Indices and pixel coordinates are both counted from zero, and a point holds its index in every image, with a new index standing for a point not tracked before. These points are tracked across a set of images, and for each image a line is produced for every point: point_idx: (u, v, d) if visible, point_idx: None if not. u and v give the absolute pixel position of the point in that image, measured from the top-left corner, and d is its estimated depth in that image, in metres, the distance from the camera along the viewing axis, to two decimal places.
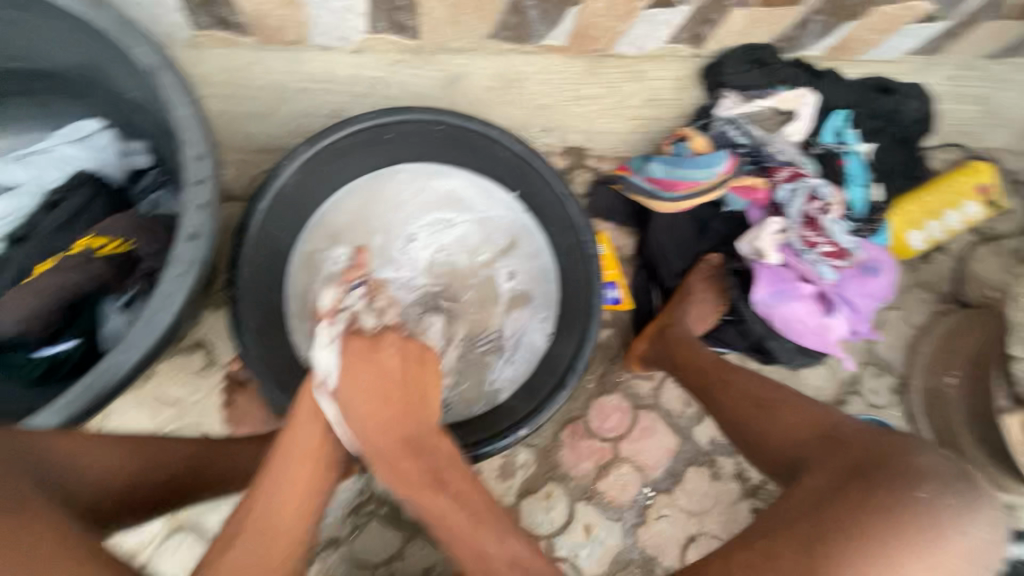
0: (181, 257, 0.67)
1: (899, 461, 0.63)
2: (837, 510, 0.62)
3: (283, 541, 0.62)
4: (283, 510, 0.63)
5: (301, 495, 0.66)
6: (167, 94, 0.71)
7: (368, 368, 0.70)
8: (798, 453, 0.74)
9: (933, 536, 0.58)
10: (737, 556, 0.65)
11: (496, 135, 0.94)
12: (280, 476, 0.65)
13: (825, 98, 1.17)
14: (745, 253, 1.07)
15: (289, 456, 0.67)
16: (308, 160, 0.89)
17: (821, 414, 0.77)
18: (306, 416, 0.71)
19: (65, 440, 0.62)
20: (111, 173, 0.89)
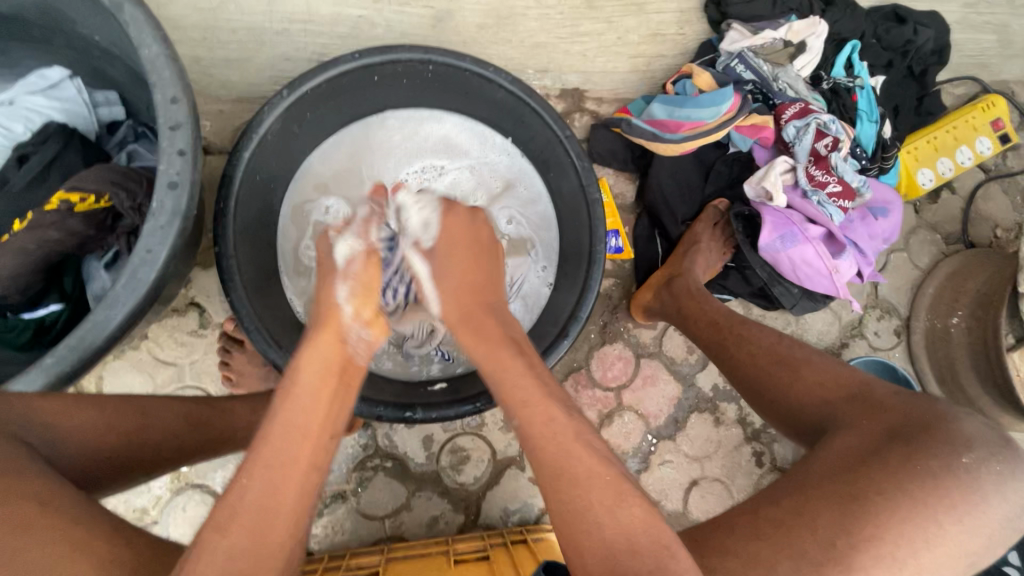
0: (162, 207, 0.63)
1: (941, 427, 0.63)
2: (874, 471, 0.61)
3: (281, 526, 0.53)
4: (281, 491, 0.54)
5: (303, 477, 0.56)
6: (131, 31, 0.65)
7: (463, 234, 0.77)
8: (827, 411, 0.72)
9: (969, 499, 0.59)
10: (765, 511, 0.63)
11: (489, 73, 0.87)
12: (281, 453, 0.55)
13: (837, 28, 1.11)
14: (751, 196, 1.04)
15: (292, 429, 0.57)
16: (291, 106, 0.82)
17: (845, 372, 0.75)
18: (310, 384, 0.61)
19: (57, 407, 0.60)
20: (85, 125, 0.84)
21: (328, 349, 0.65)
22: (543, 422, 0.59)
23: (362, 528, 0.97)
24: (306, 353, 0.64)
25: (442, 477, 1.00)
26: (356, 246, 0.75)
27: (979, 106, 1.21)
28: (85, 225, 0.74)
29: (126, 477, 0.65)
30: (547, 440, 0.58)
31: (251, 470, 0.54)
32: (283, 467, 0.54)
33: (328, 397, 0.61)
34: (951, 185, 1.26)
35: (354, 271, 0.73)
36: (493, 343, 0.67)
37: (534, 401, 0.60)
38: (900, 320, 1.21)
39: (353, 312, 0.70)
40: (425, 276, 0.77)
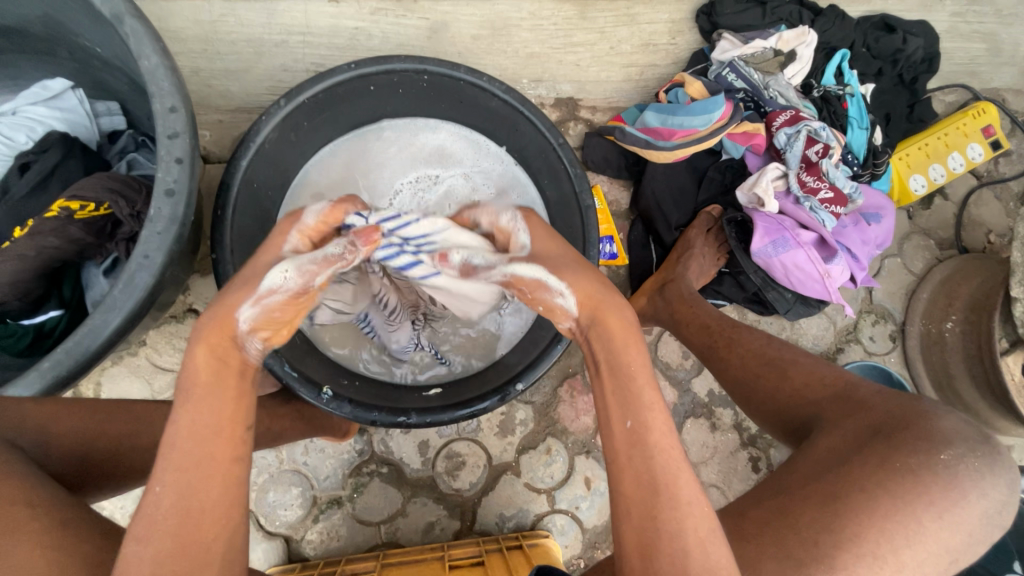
0: (160, 213, 0.64)
1: (920, 424, 0.63)
2: (852, 470, 0.61)
3: (207, 527, 0.47)
4: (202, 493, 0.48)
5: (226, 475, 0.50)
6: (130, 42, 0.66)
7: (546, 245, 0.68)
8: (812, 411, 0.73)
9: (949, 496, 0.59)
10: (751, 513, 0.64)
11: (483, 82, 0.88)
12: (194, 453, 0.49)
13: (827, 38, 1.12)
14: (744, 202, 1.05)
15: (197, 433, 0.50)
16: (287, 116, 0.83)
17: (831, 372, 0.76)
18: (211, 386, 0.52)
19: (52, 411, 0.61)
20: (84, 134, 0.86)
21: (219, 345, 0.54)
22: (663, 431, 0.53)
23: (357, 534, 0.97)
24: (200, 353, 0.53)
25: (437, 483, 1.00)
26: (293, 281, 0.60)
27: (969, 113, 1.22)
28: (85, 232, 0.75)
29: (115, 483, 0.66)
30: (656, 449, 0.52)
31: (164, 475, 0.47)
32: (198, 471, 0.48)
33: (232, 397, 0.53)
34: (944, 191, 1.27)
35: (278, 301, 0.58)
36: (626, 334, 0.57)
37: (652, 403, 0.54)
38: (895, 325, 1.22)
39: (252, 338, 0.57)
40: (545, 277, 0.62)
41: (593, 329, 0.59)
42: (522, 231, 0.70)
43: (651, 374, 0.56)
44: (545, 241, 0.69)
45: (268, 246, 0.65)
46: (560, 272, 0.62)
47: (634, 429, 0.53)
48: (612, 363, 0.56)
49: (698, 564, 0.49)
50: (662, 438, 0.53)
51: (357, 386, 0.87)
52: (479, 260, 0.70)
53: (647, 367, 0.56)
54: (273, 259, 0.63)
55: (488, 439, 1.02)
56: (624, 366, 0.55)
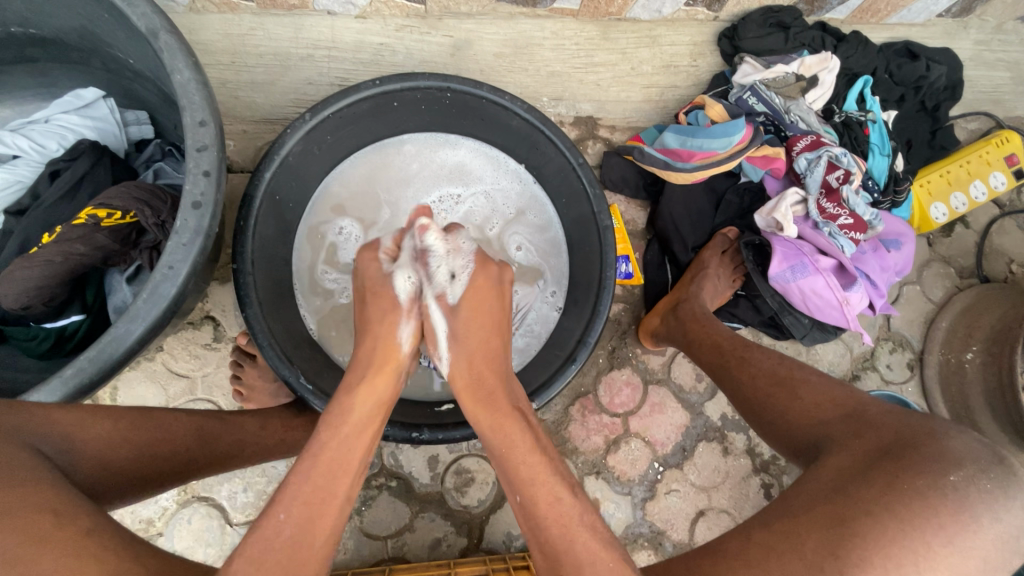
0: (186, 224, 0.66)
1: (929, 444, 0.61)
2: (862, 491, 0.59)
3: (312, 565, 0.53)
4: (322, 529, 0.55)
5: (336, 520, 0.57)
6: (164, 56, 0.68)
7: (483, 297, 0.76)
8: (821, 432, 0.71)
9: (959, 520, 0.56)
10: (756, 536, 0.62)
11: (505, 101, 0.89)
12: (321, 489, 0.56)
13: (850, 64, 1.12)
14: (762, 226, 1.04)
15: (337, 465, 0.59)
16: (311, 129, 0.85)
17: (844, 392, 0.74)
18: (357, 422, 0.63)
19: (71, 417, 0.61)
20: (113, 142, 0.87)
21: (372, 391, 0.66)
22: (548, 502, 0.60)
23: (364, 548, 0.96)
24: (355, 390, 0.66)
25: (446, 498, 0.99)
26: (413, 284, 0.76)
27: (992, 142, 1.21)
28: (110, 240, 0.76)
29: (133, 494, 0.66)
30: (547, 521, 0.59)
31: (291, 506, 0.54)
32: (324, 505, 0.56)
33: (369, 432, 0.64)
34: (965, 220, 1.26)
35: (416, 315, 0.74)
36: (501, 415, 0.67)
37: (538, 476, 0.62)
38: (913, 353, 1.20)
39: (404, 359, 0.72)
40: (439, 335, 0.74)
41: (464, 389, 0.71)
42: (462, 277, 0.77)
43: (538, 450, 0.64)
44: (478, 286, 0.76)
45: (359, 270, 0.79)
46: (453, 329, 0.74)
47: (523, 501, 0.61)
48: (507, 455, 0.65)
49: None
50: (548, 508, 0.60)
51: None
52: (434, 261, 0.77)
53: (535, 446, 0.64)
54: (381, 279, 0.77)
55: None
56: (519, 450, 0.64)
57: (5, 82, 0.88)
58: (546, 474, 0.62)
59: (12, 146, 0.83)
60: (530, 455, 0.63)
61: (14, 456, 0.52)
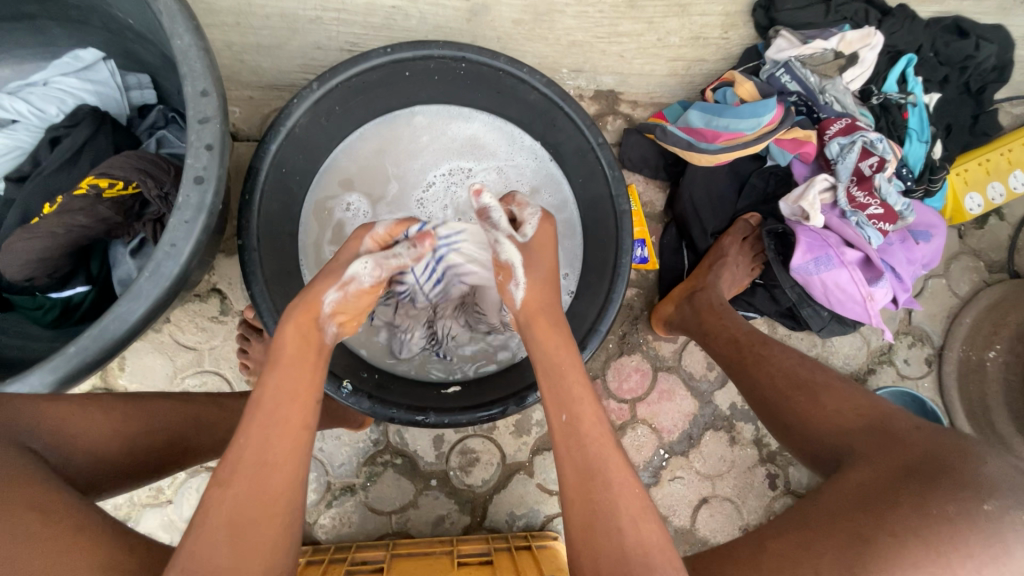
0: (188, 201, 0.63)
1: (963, 468, 0.58)
2: (885, 510, 0.57)
3: (278, 480, 0.56)
4: (279, 444, 0.58)
5: (296, 444, 0.59)
6: (163, 20, 0.65)
7: (546, 243, 0.76)
8: (842, 442, 0.68)
9: (990, 551, 0.53)
10: (770, 547, 0.61)
11: (523, 74, 0.85)
12: (273, 414, 0.59)
13: (895, 40, 1.03)
14: (786, 214, 0.99)
15: (281, 394, 0.61)
16: (319, 100, 0.82)
17: (868, 402, 0.71)
18: (295, 354, 0.65)
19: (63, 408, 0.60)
20: (113, 106, 0.84)
21: (306, 331, 0.67)
22: (593, 419, 0.64)
23: (369, 522, 0.97)
24: (288, 327, 0.66)
25: (450, 477, 0.99)
26: (372, 278, 0.71)
27: None
28: (113, 212, 0.74)
29: (134, 482, 0.66)
30: (588, 437, 0.62)
31: (248, 429, 0.57)
32: (274, 426, 0.58)
33: (311, 368, 0.65)
34: (1000, 212, 1.20)
35: (350, 293, 0.70)
36: (559, 345, 0.69)
37: (582, 400, 0.65)
38: (932, 349, 1.16)
39: (330, 322, 0.69)
40: (514, 266, 0.73)
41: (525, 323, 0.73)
42: (532, 223, 0.76)
43: (580, 373, 0.68)
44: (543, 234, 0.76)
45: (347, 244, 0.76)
46: (528, 266, 0.73)
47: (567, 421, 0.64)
48: (547, 363, 0.69)
49: (630, 527, 0.57)
50: (595, 427, 0.63)
51: (375, 381, 0.86)
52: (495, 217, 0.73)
53: (575, 363, 0.69)
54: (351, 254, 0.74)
55: (503, 437, 1.02)
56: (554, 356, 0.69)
57: None
58: (590, 400, 0.65)
59: (9, 109, 0.80)
60: (574, 383, 0.66)
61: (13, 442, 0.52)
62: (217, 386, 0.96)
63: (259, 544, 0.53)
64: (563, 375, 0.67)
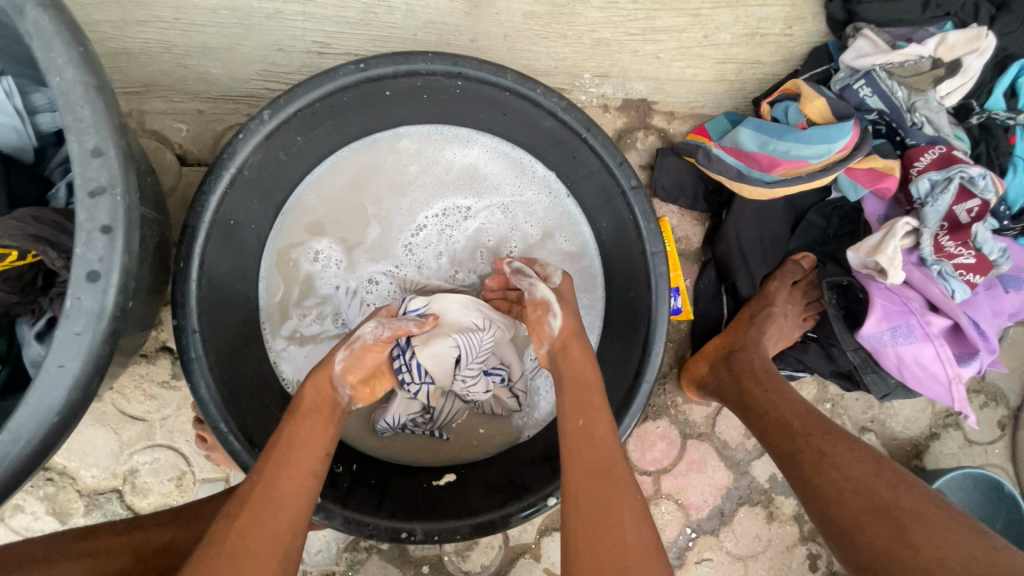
0: (81, 305, 0.46)
1: None
2: None
3: (281, 521, 0.52)
4: (285, 483, 0.54)
5: (301, 490, 0.55)
6: (34, 45, 0.46)
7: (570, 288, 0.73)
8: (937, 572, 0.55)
9: None
10: None
11: (536, 95, 0.66)
12: (286, 453, 0.57)
13: (1006, 44, 0.82)
14: (855, 266, 0.81)
15: (296, 437, 0.58)
16: (273, 133, 0.63)
17: (978, 553, 0.55)
18: (312, 406, 0.61)
19: None
20: (16, 140, 0.65)
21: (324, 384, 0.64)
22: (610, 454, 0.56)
23: None
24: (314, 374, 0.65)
25: (444, 563, 0.86)
26: (381, 334, 0.68)
27: None
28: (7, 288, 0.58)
29: None
30: (608, 467, 0.55)
31: (262, 466, 0.55)
32: (289, 463, 0.55)
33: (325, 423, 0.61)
34: None
35: (354, 352, 0.67)
36: (583, 394, 0.61)
37: (602, 449, 0.57)
38: (1007, 410, 1.00)
39: (344, 383, 0.66)
40: (552, 301, 0.69)
41: (563, 365, 0.65)
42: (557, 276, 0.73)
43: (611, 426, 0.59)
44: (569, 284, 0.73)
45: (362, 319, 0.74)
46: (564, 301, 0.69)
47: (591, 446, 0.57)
48: (577, 402, 0.60)
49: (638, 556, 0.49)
50: (609, 440, 0.57)
51: (351, 479, 0.71)
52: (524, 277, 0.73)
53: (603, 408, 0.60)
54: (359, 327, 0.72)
55: None
56: (579, 375, 0.63)
57: None
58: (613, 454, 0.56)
59: None
60: (599, 434, 0.58)
61: None
62: (171, 462, 0.82)
63: None
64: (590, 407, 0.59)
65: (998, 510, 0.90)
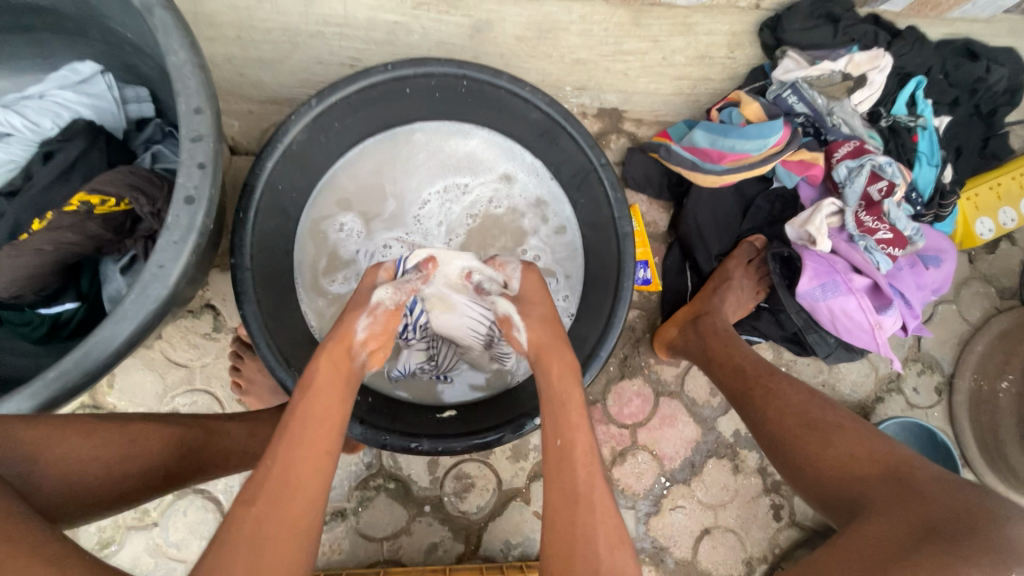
0: (178, 222, 0.61)
1: (982, 532, 0.54)
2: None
3: (302, 493, 0.57)
4: (305, 461, 0.59)
5: (314, 469, 0.59)
6: (158, 36, 0.64)
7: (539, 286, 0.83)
8: (855, 489, 0.65)
9: None
10: None
11: (524, 92, 0.84)
12: (300, 432, 0.61)
13: (903, 63, 1.02)
14: (793, 238, 0.97)
15: (310, 420, 0.62)
16: (317, 116, 0.80)
17: (882, 446, 0.68)
18: (326, 382, 0.66)
19: (35, 431, 0.55)
20: (112, 121, 0.83)
21: (335, 360, 0.68)
22: (585, 449, 0.64)
23: (359, 549, 0.94)
24: (323, 356, 0.68)
25: (444, 503, 0.96)
26: (393, 298, 0.75)
27: None
28: (103, 228, 0.73)
29: (105, 508, 0.60)
30: (580, 463, 0.63)
31: (276, 450, 0.59)
32: (304, 441, 0.60)
33: (338, 401, 0.65)
34: (1012, 236, 1.18)
35: (378, 318, 0.73)
36: (564, 367, 0.71)
37: (574, 431, 0.65)
38: (942, 377, 1.13)
39: (361, 350, 0.71)
40: (513, 315, 0.78)
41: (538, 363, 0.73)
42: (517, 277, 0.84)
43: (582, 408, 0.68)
44: (533, 284, 0.82)
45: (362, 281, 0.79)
46: (527, 314, 0.78)
47: (562, 445, 0.65)
48: (553, 394, 0.69)
49: (607, 553, 0.57)
50: (585, 455, 0.64)
51: (366, 404, 0.84)
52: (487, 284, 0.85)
53: (579, 399, 0.69)
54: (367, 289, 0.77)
55: (499, 461, 0.99)
56: (562, 365, 0.71)
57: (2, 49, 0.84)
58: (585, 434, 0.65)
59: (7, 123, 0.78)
60: (573, 419, 0.66)
61: None
62: (207, 404, 0.94)
63: (280, 557, 0.53)
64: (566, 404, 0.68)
65: (934, 459, 1.01)
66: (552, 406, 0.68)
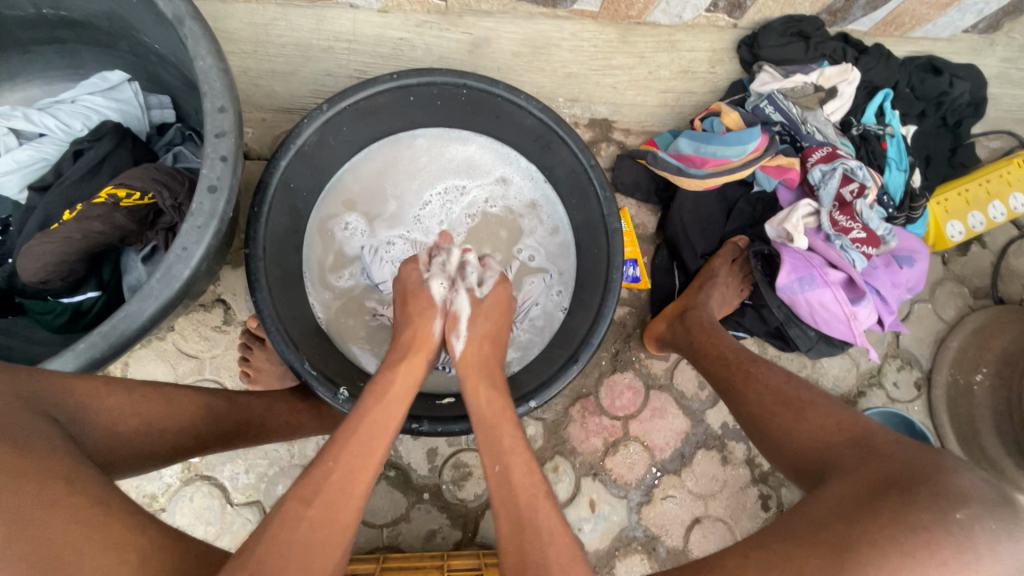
0: (201, 209, 0.67)
1: (935, 479, 0.58)
2: (867, 523, 0.56)
3: (349, 507, 0.59)
4: (359, 476, 0.61)
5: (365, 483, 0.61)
6: (188, 43, 0.70)
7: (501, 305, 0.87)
8: (827, 455, 0.69)
9: (962, 558, 0.53)
10: (755, 556, 0.60)
11: (520, 100, 0.91)
12: (364, 442, 0.64)
13: (871, 77, 1.10)
14: (773, 236, 1.03)
15: (375, 430, 0.66)
16: (328, 120, 0.86)
17: (849, 417, 0.72)
18: (400, 392, 0.71)
19: (88, 385, 0.61)
20: (137, 124, 0.90)
21: (409, 367, 0.75)
22: (524, 473, 0.67)
23: (360, 536, 0.97)
24: (398, 367, 0.74)
25: (443, 491, 1.00)
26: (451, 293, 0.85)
27: (1014, 161, 1.19)
28: (128, 219, 0.78)
29: (143, 464, 0.65)
30: (521, 487, 0.66)
31: (338, 454, 0.62)
32: (363, 452, 0.62)
33: (395, 421, 0.68)
34: (982, 240, 1.25)
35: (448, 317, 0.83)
36: (495, 395, 0.76)
37: (514, 459, 0.68)
38: (920, 372, 1.18)
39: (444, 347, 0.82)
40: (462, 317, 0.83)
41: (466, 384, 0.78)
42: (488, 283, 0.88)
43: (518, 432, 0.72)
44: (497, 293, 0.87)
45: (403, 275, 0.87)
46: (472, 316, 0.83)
47: (500, 471, 0.68)
48: (482, 417, 0.73)
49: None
50: (524, 477, 0.67)
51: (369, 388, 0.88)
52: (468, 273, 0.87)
53: (512, 422, 0.73)
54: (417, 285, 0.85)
55: None
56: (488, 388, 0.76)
57: (38, 60, 0.91)
58: (524, 460, 0.68)
59: (43, 124, 0.86)
60: (508, 444, 0.70)
61: (31, 425, 0.51)
62: None
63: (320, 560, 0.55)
64: (501, 427, 0.72)
65: None
66: (485, 431, 0.72)
